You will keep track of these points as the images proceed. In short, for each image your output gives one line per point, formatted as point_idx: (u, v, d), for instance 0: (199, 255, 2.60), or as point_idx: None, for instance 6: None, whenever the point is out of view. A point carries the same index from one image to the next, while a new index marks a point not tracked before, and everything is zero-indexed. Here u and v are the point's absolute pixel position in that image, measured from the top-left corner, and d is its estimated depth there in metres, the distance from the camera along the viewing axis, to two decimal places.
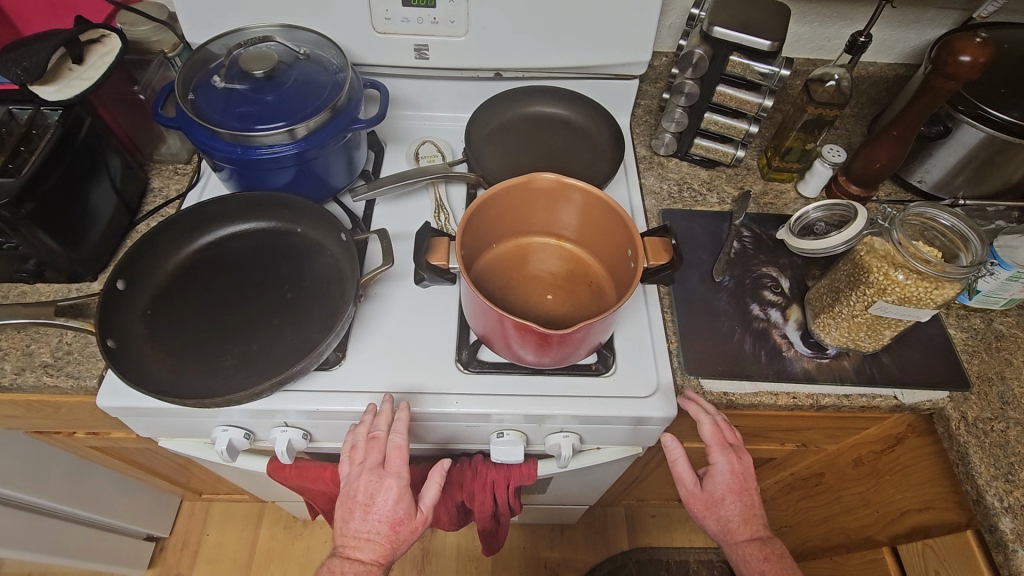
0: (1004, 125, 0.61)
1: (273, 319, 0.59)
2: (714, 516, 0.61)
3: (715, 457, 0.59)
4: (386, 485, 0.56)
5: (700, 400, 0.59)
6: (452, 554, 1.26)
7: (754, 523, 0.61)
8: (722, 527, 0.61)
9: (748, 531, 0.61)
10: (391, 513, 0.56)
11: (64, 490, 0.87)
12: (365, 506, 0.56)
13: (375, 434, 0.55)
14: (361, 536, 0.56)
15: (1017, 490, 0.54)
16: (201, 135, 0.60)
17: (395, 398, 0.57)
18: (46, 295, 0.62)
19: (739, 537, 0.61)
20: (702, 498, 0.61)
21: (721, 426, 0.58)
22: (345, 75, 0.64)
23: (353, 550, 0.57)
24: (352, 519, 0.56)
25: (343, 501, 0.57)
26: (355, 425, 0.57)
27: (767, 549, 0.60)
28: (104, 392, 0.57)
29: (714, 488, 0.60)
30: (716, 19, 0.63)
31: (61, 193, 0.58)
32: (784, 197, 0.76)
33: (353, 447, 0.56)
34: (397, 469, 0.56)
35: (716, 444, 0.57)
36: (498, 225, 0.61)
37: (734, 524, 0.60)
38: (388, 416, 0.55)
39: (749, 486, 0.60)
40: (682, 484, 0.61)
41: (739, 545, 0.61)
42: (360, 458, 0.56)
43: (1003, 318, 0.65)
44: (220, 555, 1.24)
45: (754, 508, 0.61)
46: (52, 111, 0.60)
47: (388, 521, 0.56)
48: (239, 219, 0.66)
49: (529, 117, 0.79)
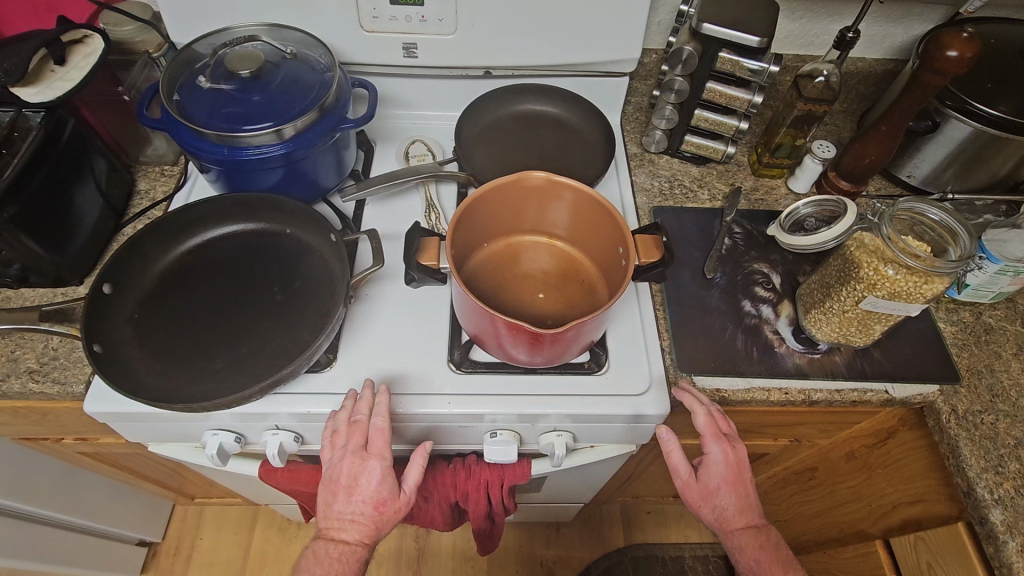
0: (991, 119, 0.62)
1: (262, 322, 0.59)
2: (709, 507, 0.60)
3: (707, 446, 0.57)
4: (370, 466, 0.54)
5: (693, 389, 0.58)
6: (448, 554, 1.26)
7: (750, 512, 0.59)
8: (718, 516, 0.60)
9: (744, 520, 0.59)
10: (375, 495, 0.54)
11: (51, 497, 0.85)
12: (349, 489, 0.54)
13: (357, 419, 0.54)
14: (345, 518, 0.55)
15: (1007, 482, 0.54)
16: (186, 135, 0.59)
17: (376, 382, 0.58)
18: (30, 300, 0.61)
19: (735, 526, 0.59)
20: (698, 491, 0.60)
21: (714, 416, 0.57)
22: (333, 74, 0.64)
23: (339, 532, 0.55)
24: (335, 501, 0.55)
25: (326, 485, 0.55)
26: (335, 412, 0.56)
27: (762, 537, 0.60)
28: (90, 398, 0.56)
29: (711, 479, 0.59)
30: (705, 16, 0.63)
31: (43, 197, 0.57)
32: (775, 193, 0.76)
33: (333, 434, 0.55)
34: (381, 452, 0.54)
35: (706, 432, 0.56)
36: (489, 224, 0.61)
37: (729, 513, 0.59)
38: (369, 401, 0.55)
39: (745, 477, 0.59)
40: (678, 475, 0.60)
41: (734, 534, 0.59)
42: (342, 443, 0.54)
43: (991, 311, 0.66)
44: (214, 559, 1.23)
45: (751, 497, 0.60)
46: (34, 113, 0.58)
47: (373, 502, 0.55)
48: (229, 221, 0.66)
49: (519, 115, 0.78)
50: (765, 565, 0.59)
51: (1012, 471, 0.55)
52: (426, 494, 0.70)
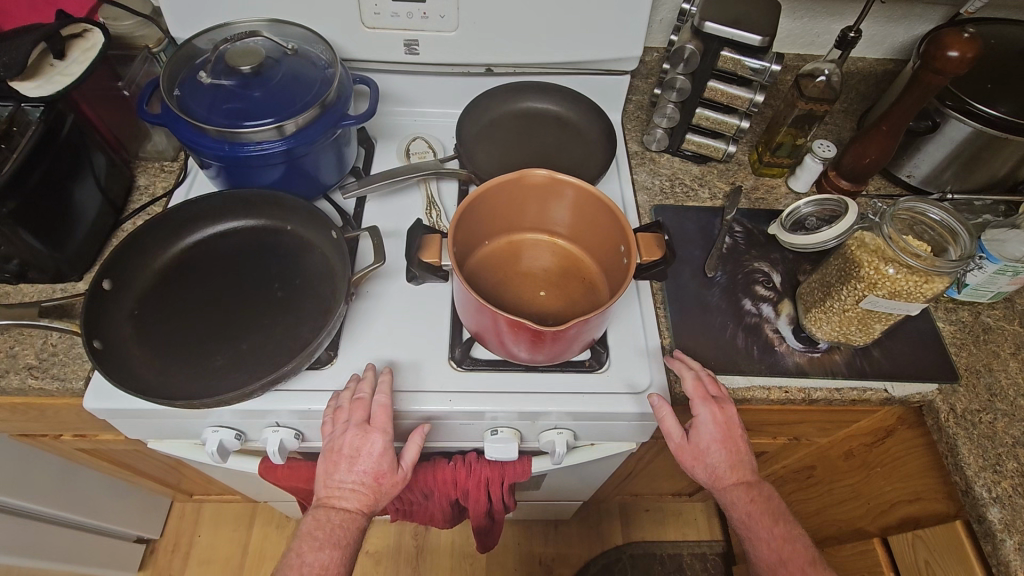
0: (991, 120, 0.62)
1: (262, 320, 0.59)
2: (701, 467, 0.57)
3: (694, 408, 0.55)
4: (372, 440, 0.53)
5: (686, 359, 0.59)
6: (447, 551, 1.26)
7: (742, 467, 0.56)
8: (710, 474, 0.57)
9: (736, 476, 0.56)
10: (376, 466, 0.54)
11: (50, 494, 0.85)
12: (350, 459, 0.54)
13: (357, 397, 0.54)
14: (346, 487, 0.54)
15: (1004, 481, 0.55)
16: (186, 131, 0.59)
17: (377, 365, 0.58)
18: (29, 296, 0.61)
19: (726, 483, 0.56)
20: (689, 452, 0.56)
21: (703, 379, 0.57)
22: (334, 70, 0.64)
23: (337, 500, 0.54)
24: (336, 471, 0.54)
25: (326, 455, 0.55)
26: (337, 393, 0.56)
27: (754, 492, 0.56)
28: (90, 395, 0.56)
29: (701, 438, 0.55)
30: (707, 14, 0.63)
31: (42, 193, 0.57)
32: (775, 192, 0.76)
33: (336, 411, 0.55)
34: (385, 426, 0.54)
35: (693, 394, 0.55)
36: (490, 221, 0.60)
37: (722, 470, 0.56)
38: (371, 380, 0.55)
39: (737, 435, 0.56)
40: (669, 439, 0.56)
41: (727, 490, 0.57)
42: (344, 418, 0.54)
43: (990, 311, 0.66)
44: (213, 556, 1.23)
45: (743, 453, 0.57)
46: (33, 108, 0.58)
47: (373, 472, 0.54)
48: (229, 217, 0.65)
49: (520, 113, 0.78)
50: (755, 517, 0.56)
51: (1010, 470, 0.55)
52: (427, 492, 0.70)
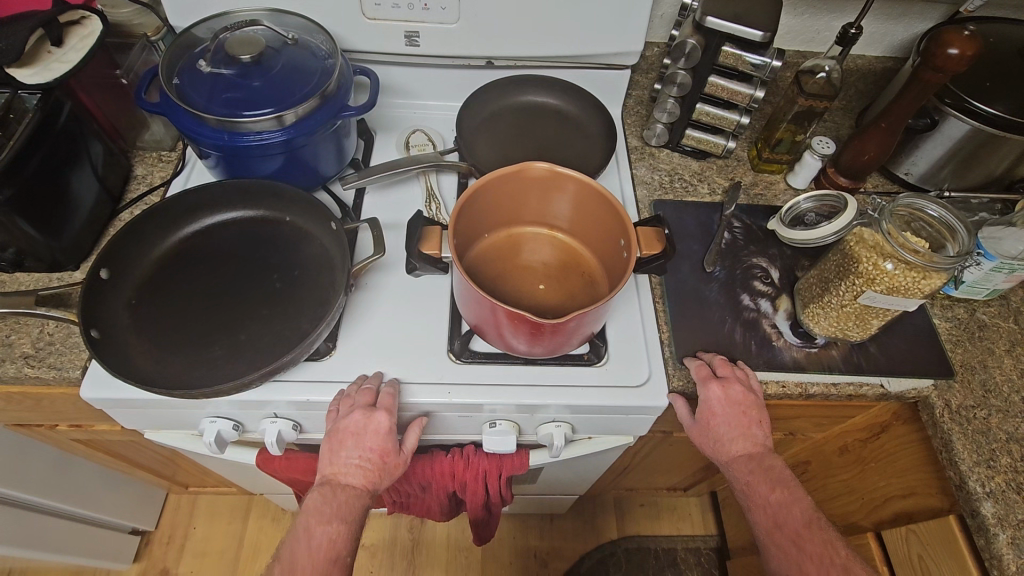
0: (989, 118, 0.62)
1: (261, 310, 0.58)
2: (709, 442, 0.58)
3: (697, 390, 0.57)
4: (376, 421, 0.53)
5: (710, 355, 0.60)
6: (442, 545, 1.26)
7: (748, 441, 0.57)
8: (716, 447, 0.58)
9: (741, 448, 0.56)
10: (381, 444, 0.55)
11: (45, 484, 0.85)
12: (355, 440, 0.54)
13: (363, 387, 0.55)
14: (351, 463, 0.55)
15: (998, 475, 0.55)
16: (185, 120, 0.58)
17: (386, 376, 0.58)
18: (25, 284, 0.60)
19: (731, 455, 0.57)
20: (697, 429, 0.58)
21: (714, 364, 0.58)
22: (334, 61, 0.63)
23: (343, 476, 0.55)
24: (342, 449, 0.54)
25: (331, 436, 0.55)
26: (341, 393, 0.56)
27: (757, 464, 0.56)
28: (88, 384, 0.56)
29: (706, 415, 0.57)
30: (709, 9, 0.63)
31: (39, 181, 0.56)
32: (774, 188, 0.76)
33: (342, 398, 0.55)
34: (389, 407, 0.54)
35: (697, 376, 0.57)
36: (490, 214, 0.60)
37: (726, 443, 0.57)
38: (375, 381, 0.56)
39: (744, 412, 0.56)
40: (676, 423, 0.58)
41: (733, 463, 0.57)
42: (350, 402, 0.54)
43: (985, 309, 0.66)
44: (208, 548, 1.23)
45: (750, 429, 0.57)
46: (31, 96, 0.57)
47: (378, 451, 0.55)
48: (229, 207, 0.65)
49: (521, 106, 0.78)
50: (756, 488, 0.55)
51: (1003, 465, 0.56)
52: (424, 484, 0.71)
